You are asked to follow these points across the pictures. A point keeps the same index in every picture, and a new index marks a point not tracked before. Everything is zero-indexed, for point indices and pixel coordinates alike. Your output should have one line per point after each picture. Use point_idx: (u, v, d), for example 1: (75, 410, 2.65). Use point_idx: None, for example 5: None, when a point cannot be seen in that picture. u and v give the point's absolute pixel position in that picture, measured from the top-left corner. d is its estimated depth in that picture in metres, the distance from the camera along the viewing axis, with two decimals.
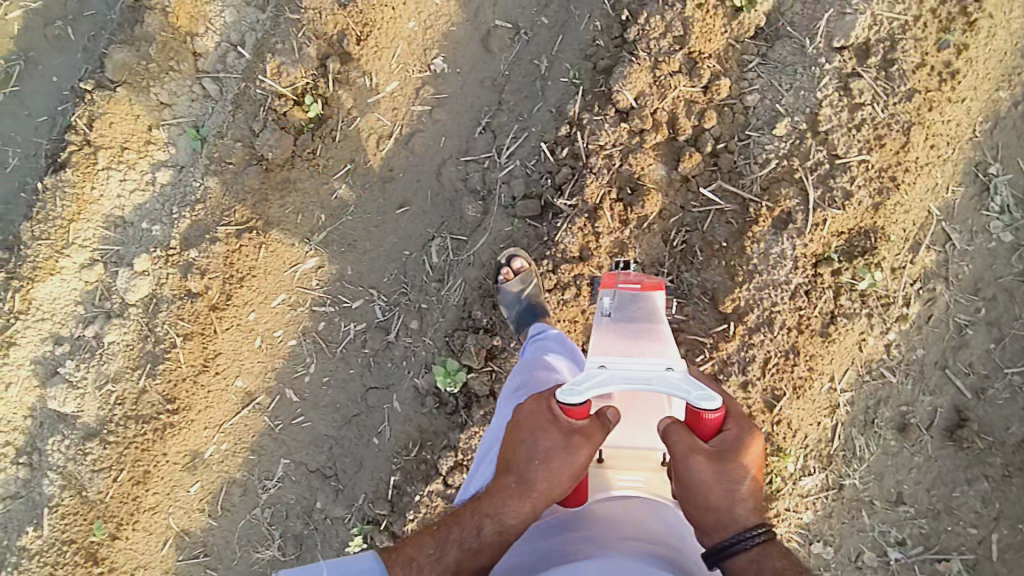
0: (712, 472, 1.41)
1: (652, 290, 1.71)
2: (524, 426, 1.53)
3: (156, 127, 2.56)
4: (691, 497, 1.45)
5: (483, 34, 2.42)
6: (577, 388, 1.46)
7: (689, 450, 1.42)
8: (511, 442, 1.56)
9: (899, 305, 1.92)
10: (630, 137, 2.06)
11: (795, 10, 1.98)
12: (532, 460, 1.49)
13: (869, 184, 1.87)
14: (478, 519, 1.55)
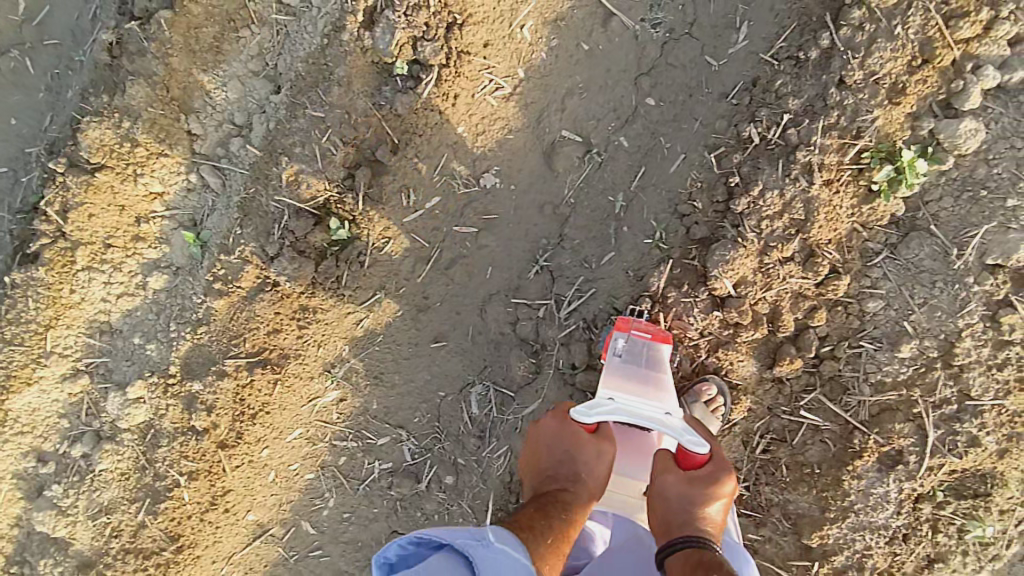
0: (681, 488, 1.52)
1: (663, 341, 1.68)
2: (550, 442, 1.64)
3: (145, 219, 2.13)
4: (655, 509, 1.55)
5: (546, 146, 1.96)
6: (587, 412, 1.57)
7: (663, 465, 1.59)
8: (549, 454, 1.62)
9: (1000, 545, 1.70)
10: (722, 329, 1.76)
11: (944, 203, 1.63)
12: (577, 470, 1.58)
13: (999, 429, 1.61)
14: (547, 515, 1.45)
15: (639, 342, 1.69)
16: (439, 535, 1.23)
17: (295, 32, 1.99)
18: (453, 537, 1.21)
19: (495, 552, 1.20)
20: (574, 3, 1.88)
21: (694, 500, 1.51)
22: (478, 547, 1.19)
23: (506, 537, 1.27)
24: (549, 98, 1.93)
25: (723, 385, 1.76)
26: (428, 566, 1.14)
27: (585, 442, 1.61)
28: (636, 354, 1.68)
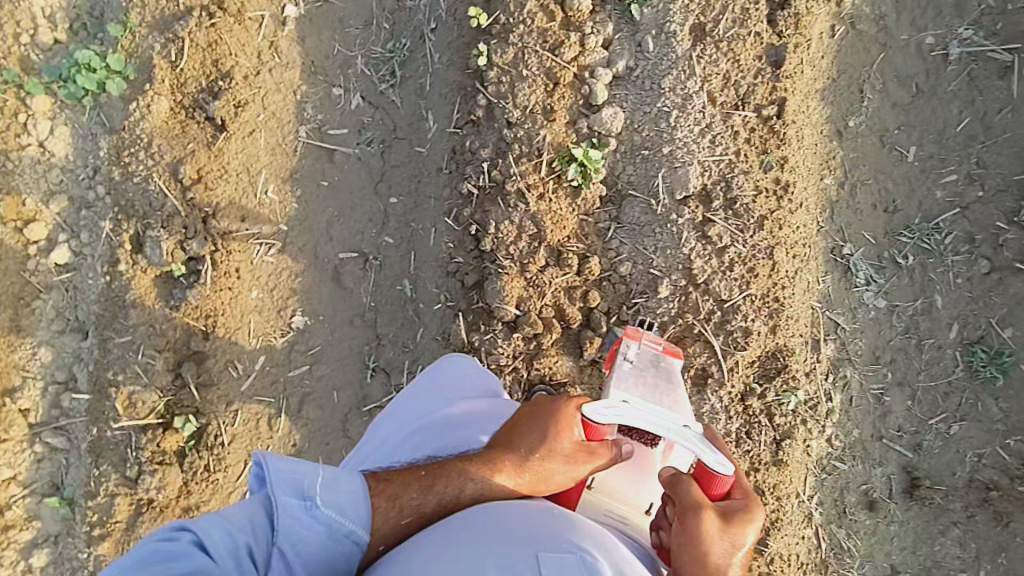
0: (716, 526, 1.42)
1: (675, 356, 1.78)
2: (544, 417, 1.55)
3: (9, 506, 2.20)
4: (688, 549, 1.40)
5: (331, 272, 2.24)
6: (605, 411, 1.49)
7: (700, 499, 1.44)
8: (522, 429, 1.55)
9: (824, 401, 2.07)
10: (527, 344, 2.04)
11: (628, 172, 2.05)
12: (535, 452, 1.50)
13: (760, 312, 2.00)
14: (427, 484, 1.46)
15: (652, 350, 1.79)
16: (277, 482, 1.37)
17: (81, 282, 2.22)
18: (281, 490, 1.36)
19: (313, 524, 1.35)
20: (299, 156, 2.27)
21: (729, 549, 1.42)
22: (297, 512, 1.35)
23: (343, 500, 1.39)
24: (315, 236, 2.25)
25: (549, 387, 2.03)
26: (243, 512, 1.37)
27: (564, 437, 1.51)
28: (648, 364, 1.77)
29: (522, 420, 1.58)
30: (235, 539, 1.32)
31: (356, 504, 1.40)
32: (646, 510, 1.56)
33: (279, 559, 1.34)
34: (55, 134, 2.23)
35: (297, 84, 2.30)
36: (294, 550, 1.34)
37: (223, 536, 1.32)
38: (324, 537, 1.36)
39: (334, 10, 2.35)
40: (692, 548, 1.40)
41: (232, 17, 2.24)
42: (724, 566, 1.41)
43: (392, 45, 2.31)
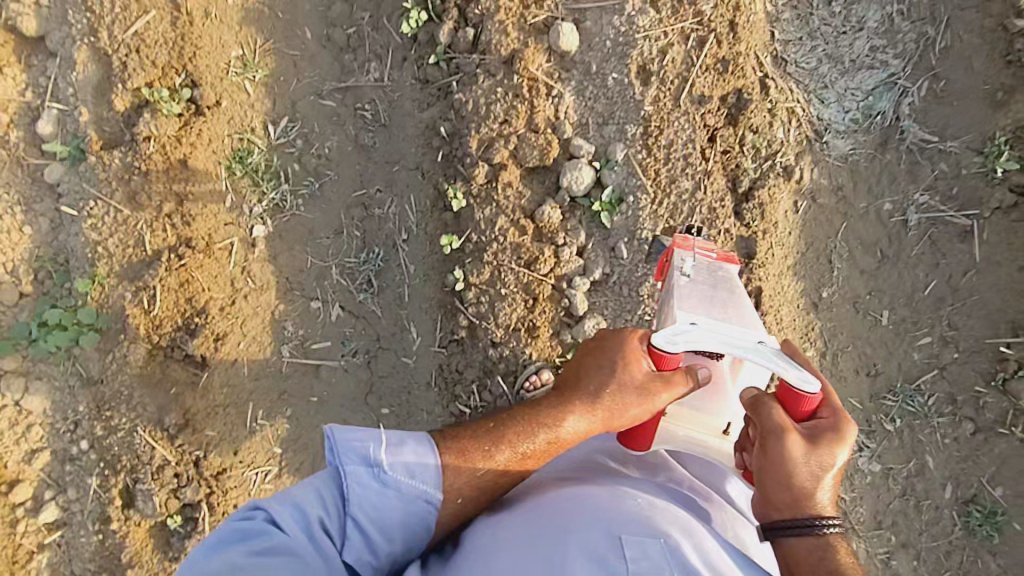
0: (802, 449, 1.47)
1: (728, 261, 1.81)
2: (613, 351, 1.67)
3: None
4: (772, 473, 1.47)
5: None
6: (675, 341, 1.52)
7: (785, 424, 1.47)
8: (590, 369, 1.70)
9: None
10: None
11: None
12: (606, 389, 1.62)
13: None
14: (499, 439, 1.65)
15: (706, 259, 1.81)
16: (347, 453, 1.48)
17: (71, 536, 2.23)
18: (351, 460, 1.47)
19: (383, 489, 1.47)
20: (285, 375, 2.31)
21: (818, 469, 1.47)
22: (366, 479, 1.47)
23: (411, 465, 1.50)
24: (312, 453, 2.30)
25: None
26: (315, 483, 1.50)
27: (634, 371, 1.60)
28: (703, 274, 1.77)
29: (592, 357, 1.72)
30: (306, 513, 1.44)
31: (426, 466, 1.52)
32: (725, 431, 1.63)
33: (350, 526, 1.45)
34: (30, 391, 2.21)
35: (274, 303, 2.31)
36: (363, 516, 1.46)
37: (294, 512, 1.44)
38: (398, 501, 1.48)
39: (303, 221, 2.37)
40: (777, 471, 1.47)
41: (202, 252, 2.23)
42: (811, 489, 1.48)
43: (364, 255, 2.33)
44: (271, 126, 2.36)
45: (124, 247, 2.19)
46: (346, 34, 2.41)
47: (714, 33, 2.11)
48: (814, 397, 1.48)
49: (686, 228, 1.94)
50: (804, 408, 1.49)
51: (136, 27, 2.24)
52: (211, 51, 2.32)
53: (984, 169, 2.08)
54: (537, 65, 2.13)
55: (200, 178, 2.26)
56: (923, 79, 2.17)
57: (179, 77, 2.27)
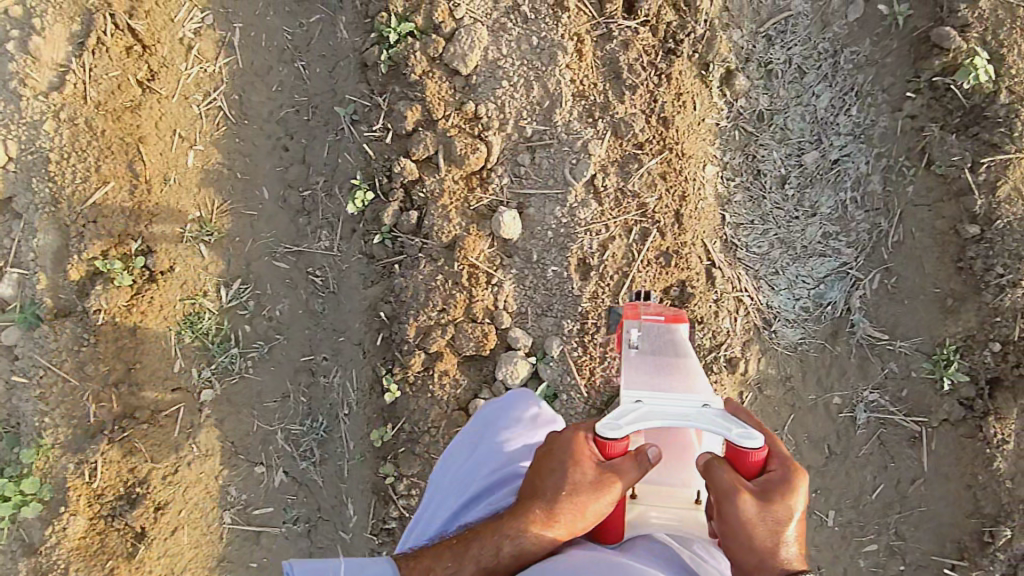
0: (758, 507, 1.39)
1: (678, 322, 1.73)
2: (561, 448, 1.51)
3: None
4: (730, 534, 1.41)
5: None
6: (616, 423, 1.42)
7: (734, 485, 1.39)
8: (541, 467, 1.53)
9: None
10: None
11: None
12: (560, 492, 1.46)
13: None
14: (461, 552, 1.56)
15: (654, 324, 1.74)
16: None
17: None
18: None
19: None
20: (226, 540, 2.36)
21: (777, 522, 1.40)
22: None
23: None
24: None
25: None
26: None
27: (584, 465, 1.45)
28: (653, 342, 1.70)
29: (543, 456, 1.55)
30: None
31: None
32: (696, 501, 1.53)
33: None
34: None
35: (217, 469, 2.37)
36: None
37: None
38: None
39: (252, 384, 2.42)
40: (735, 532, 1.40)
41: (146, 422, 2.31)
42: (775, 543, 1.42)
43: (309, 422, 2.38)
44: (223, 289, 2.43)
45: (70, 418, 2.26)
46: (302, 197, 2.45)
47: (658, 225, 2.09)
48: (759, 451, 1.39)
49: (636, 294, 1.90)
50: (752, 463, 1.41)
51: (94, 197, 2.32)
52: (167, 217, 2.39)
53: (934, 375, 2.02)
54: (477, 253, 2.12)
55: (148, 345, 2.34)
56: (874, 272, 2.12)
57: (135, 244, 2.35)
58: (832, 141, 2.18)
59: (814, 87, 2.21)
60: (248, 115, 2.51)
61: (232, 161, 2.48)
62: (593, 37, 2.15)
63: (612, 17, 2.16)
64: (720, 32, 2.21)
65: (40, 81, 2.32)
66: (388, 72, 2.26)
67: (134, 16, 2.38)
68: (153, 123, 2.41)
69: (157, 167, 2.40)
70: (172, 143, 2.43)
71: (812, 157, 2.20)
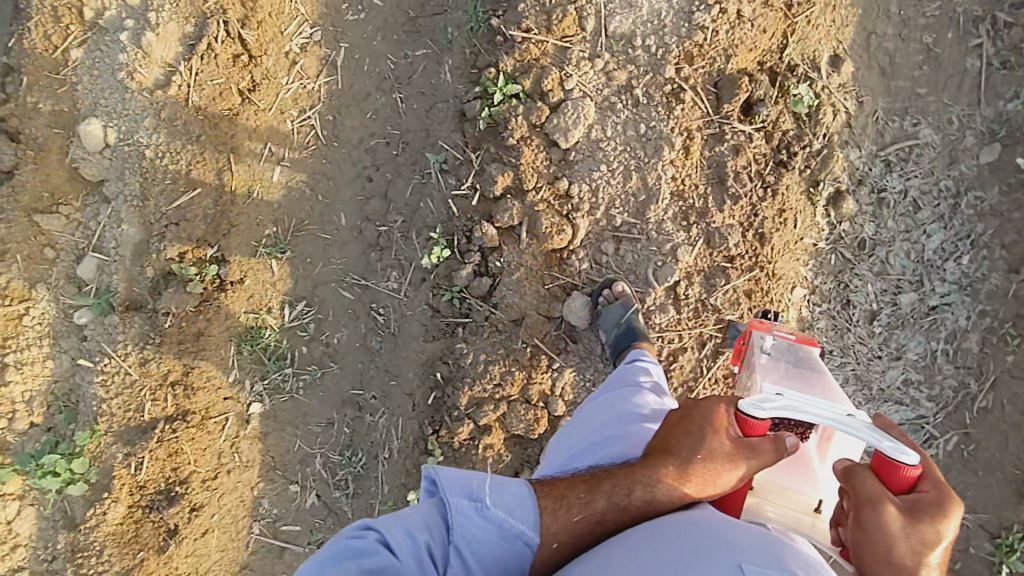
0: (907, 527, 1.16)
1: (809, 344, 1.78)
2: (703, 413, 1.44)
3: None
4: (867, 547, 1.17)
5: None
6: (761, 405, 1.34)
7: (881, 496, 1.18)
8: (678, 429, 1.44)
9: None
10: None
11: None
12: (697, 454, 1.35)
13: None
14: (595, 487, 1.40)
15: (785, 342, 1.77)
16: (454, 487, 1.40)
17: None
18: (455, 492, 1.39)
19: (485, 523, 1.35)
20: (251, 550, 2.44)
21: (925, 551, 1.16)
22: (470, 512, 1.37)
23: (513, 502, 1.38)
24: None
25: None
26: (412, 513, 1.41)
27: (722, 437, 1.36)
28: (784, 356, 1.74)
29: (680, 421, 1.46)
30: (414, 539, 1.34)
31: (528, 506, 1.39)
32: (816, 510, 1.39)
33: (456, 560, 1.34)
34: (22, 514, 2.41)
35: (254, 481, 2.45)
36: (467, 550, 1.34)
37: (404, 536, 1.34)
38: (499, 537, 1.36)
39: (299, 405, 2.47)
40: (873, 547, 1.16)
41: (196, 424, 2.36)
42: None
43: (348, 455, 2.42)
44: (287, 308, 2.45)
45: (125, 410, 2.33)
46: (377, 232, 2.45)
47: (732, 343, 2.08)
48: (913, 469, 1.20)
49: (762, 313, 1.96)
50: (901, 479, 1.20)
51: (181, 200, 2.35)
52: (246, 229, 2.41)
53: (991, 555, 1.96)
54: (543, 334, 2.12)
55: (208, 353, 2.38)
56: (952, 433, 2.05)
57: (211, 251, 2.38)
58: (935, 287, 2.08)
59: (927, 226, 2.09)
60: (339, 138, 2.50)
61: (315, 182, 2.48)
62: (705, 134, 2.07)
63: (728, 117, 2.07)
64: (838, 150, 2.11)
65: (147, 77, 2.34)
66: (486, 129, 2.21)
67: (246, 25, 2.38)
68: (247, 134, 2.42)
69: (244, 177, 2.41)
70: (261, 156, 2.43)
71: (909, 298, 2.09)
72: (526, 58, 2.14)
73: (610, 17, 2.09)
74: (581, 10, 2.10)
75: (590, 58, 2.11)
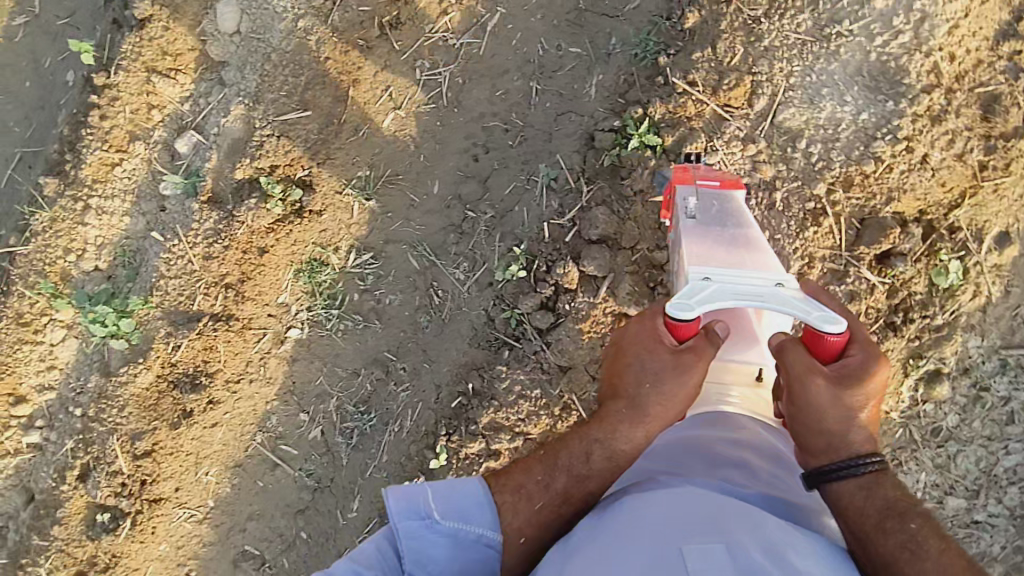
0: (835, 393, 1.50)
1: (733, 187, 1.82)
2: (634, 342, 1.63)
3: None
4: (804, 416, 1.52)
5: (233, 555, 2.60)
6: (684, 303, 1.55)
7: (809, 367, 1.51)
8: (619, 368, 1.64)
9: None
10: None
11: None
12: (644, 381, 1.59)
13: None
14: (550, 464, 1.61)
15: (709, 193, 1.82)
16: (400, 511, 1.52)
17: (40, 461, 2.66)
18: (403, 518, 1.51)
19: (438, 539, 1.52)
20: (249, 453, 2.58)
21: (849, 409, 1.50)
22: (420, 532, 1.51)
23: (461, 508, 1.54)
24: (234, 519, 2.60)
25: None
26: (363, 549, 1.54)
27: (660, 353, 1.59)
28: (708, 211, 1.80)
29: (616, 357, 1.68)
30: None
31: (481, 510, 1.55)
32: (759, 378, 1.67)
33: None
34: (65, 342, 2.58)
35: (270, 397, 2.55)
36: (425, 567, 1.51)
37: None
38: (455, 547, 1.53)
39: (333, 345, 2.52)
40: (808, 416, 1.52)
41: (236, 330, 2.45)
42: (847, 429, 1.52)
43: (361, 410, 2.50)
44: (352, 254, 2.44)
45: (179, 293, 2.42)
46: (464, 215, 2.37)
47: None
48: (835, 337, 1.49)
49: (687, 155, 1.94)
50: (827, 347, 1.51)
51: (289, 116, 2.30)
52: (340, 166, 2.36)
53: None
54: (582, 393, 2.14)
55: (268, 270, 2.42)
56: None
57: (301, 174, 2.35)
58: (987, 503, 2.01)
59: (1010, 441, 2.00)
60: (461, 105, 2.35)
61: (422, 140, 2.38)
62: (827, 265, 1.94)
63: (858, 258, 1.92)
64: (959, 332, 1.98)
65: None
66: (608, 166, 2.10)
67: None
68: (374, 70, 2.31)
69: (356, 113, 2.33)
70: (379, 98, 2.33)
71: (956, 502, 2.01)
72: (677, 113, 2.00)
73: (783, 106, 1.91)
74: (756, 86, 1.94)
75: (744, 139, 1.95)
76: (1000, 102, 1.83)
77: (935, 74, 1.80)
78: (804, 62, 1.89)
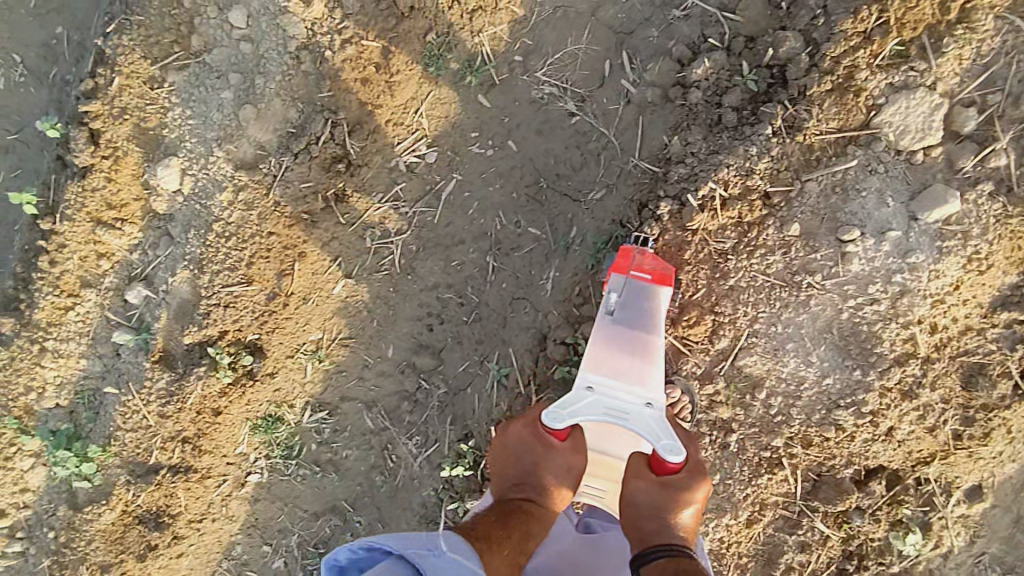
0: (656, 491, 1.50)
1: (662, 286, 1.66)
2: (519, 445, 1.62)
3: None
4: (628, 509, 1.53)
5: None
6: (559, 413, 1.57)
7: (638, 471, 1.54)
8: (510, 465, 1.62)
9: None
10: None
11: None
12: (547, 476, 1.58)
13: None
14: (505, 522, 1.51)
15: (638, 286, 1.67)
16: (396, 551, 1.30)
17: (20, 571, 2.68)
18: (410, 549, 1.30)
19: (448, 559, 1.30)
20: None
21: (671, 509, 1.50)
22: (431, 556, 1.29)
23: (456, 544, 1.37)
24: None
25: None
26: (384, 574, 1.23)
27: (557, 447, 1.58)
28: (630, 304, 1.67)
29: (500, 457, 1.65)
30: None
31: (468, 547, 1.39)
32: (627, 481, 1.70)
33: None
34: (35, 469, 2.60)
35: (233, 530, 2.57)
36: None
37: None
38: (468, 572, 1.31)
39: (292, 488, 2.49)
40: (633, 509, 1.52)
41: (194, 480, 2.45)
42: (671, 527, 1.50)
43: (321, 553, 2.53)
44: (307, 411, 2.38)
45: (136, 445, 2.43)
46: (418, 384, 2.30)
47: None
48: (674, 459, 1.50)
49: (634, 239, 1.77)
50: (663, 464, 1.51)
51: (234, 288, 2.21)
52: (291, 332, 2.28)
53: None
54: None
55: (223, 427, 2.38)
56: None
57: (249, 339, 2.28)
58: None
59: None
60: (414, 273, 2.21)
61: (374, 306, 2.26)
62: (777, 511, 1.83)
63: (813, 510, 1.81)
64: None
65: (237, 149, 2.13)
66: (560, 378, 2.09)
67: (354, 132, 2.10)
68: (319, 244, 2.19)
69: (304, 285, 2.23)
70: (328, 267, 2.21)
71: None
72: None
73: (745, 351, 1.76)
74: (717, 325, 1.76)
75: (701, 377, 1.80)
76: (987, 372, 1.66)
77: (912, 343, 1.64)
78: (771, 309, 1.71)
